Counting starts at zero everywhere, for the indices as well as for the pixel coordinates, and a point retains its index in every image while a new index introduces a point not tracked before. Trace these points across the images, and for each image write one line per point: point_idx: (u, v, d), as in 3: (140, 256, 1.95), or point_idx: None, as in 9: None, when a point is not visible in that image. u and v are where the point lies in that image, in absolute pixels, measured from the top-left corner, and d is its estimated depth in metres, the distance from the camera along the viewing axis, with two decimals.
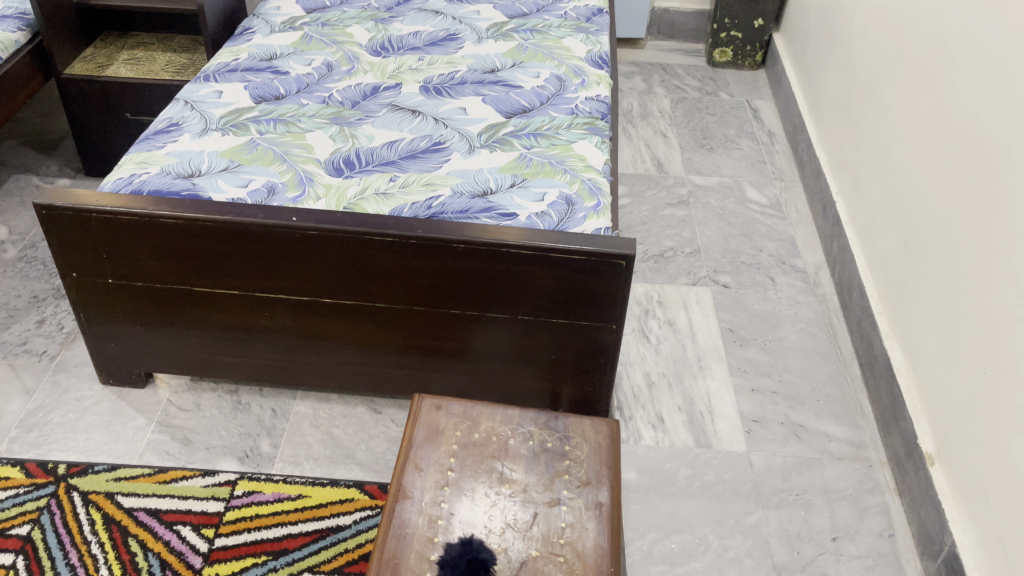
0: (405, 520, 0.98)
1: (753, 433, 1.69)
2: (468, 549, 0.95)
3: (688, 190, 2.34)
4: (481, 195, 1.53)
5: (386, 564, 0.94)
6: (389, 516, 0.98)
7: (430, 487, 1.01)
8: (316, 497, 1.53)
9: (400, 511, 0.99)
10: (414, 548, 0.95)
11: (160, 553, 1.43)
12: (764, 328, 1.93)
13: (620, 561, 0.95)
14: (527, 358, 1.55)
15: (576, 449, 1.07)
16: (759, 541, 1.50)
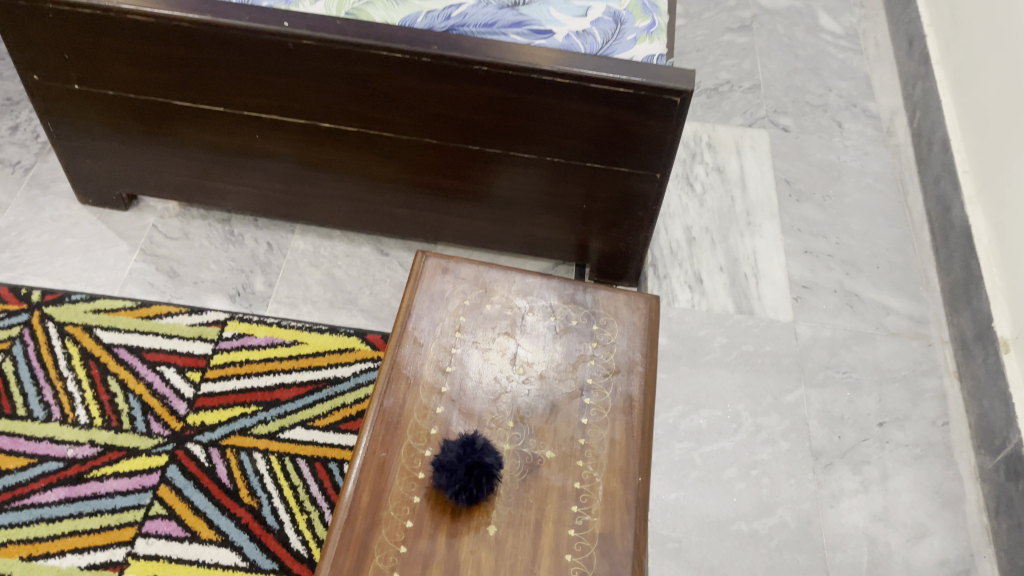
0: (399, 403, 0.82)
1: (801, 301, 1.51)
2: (476, 460, 0.75)
3: (752, 14, 2.02)
4: (511, 6, 1.26)
5: (372, 456, 0.79)
6: (379, 396, 0.83)
7: (430, 364, 0.85)
8: (312, 345, 1.38)
9: (392, 392, 0.83)
10: (407, 439, 0.80)
11: (141, 395, 1.31)
12: (824, 181, 1.70)
13: (650, 470, 0.80)
14: (554, 205, 1.35)
15: (607, 329, 0.89)
16: (797, 422, 1.36)
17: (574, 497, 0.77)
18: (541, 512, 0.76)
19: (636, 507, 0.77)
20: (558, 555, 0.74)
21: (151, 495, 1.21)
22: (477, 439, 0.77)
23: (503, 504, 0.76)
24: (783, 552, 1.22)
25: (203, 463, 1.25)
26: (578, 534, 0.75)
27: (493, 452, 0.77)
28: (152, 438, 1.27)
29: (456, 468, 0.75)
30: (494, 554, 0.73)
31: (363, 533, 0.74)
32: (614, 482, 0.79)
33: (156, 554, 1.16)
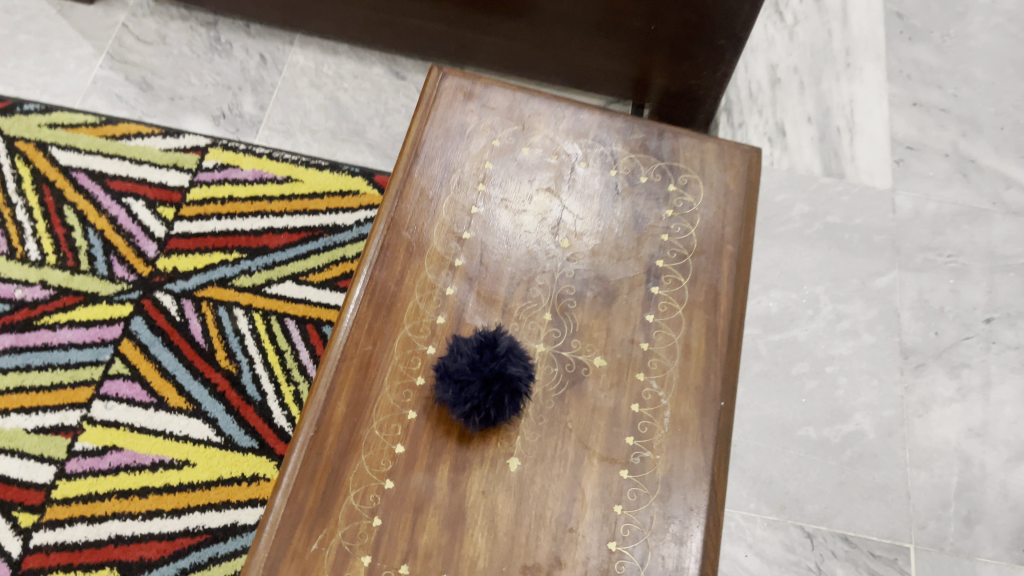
0: (395, 278, 0.60)
1: (903, 165, 1.24)
2: (498, 371, 0.54)
3: None
4: None
5: (354, 348, 0.58)
6: (369, 264, 0.60)
7: (441, 227, 0.62)
8: (308, 184, 1.15)
9: (388, 262, 0.61)
10: (404, 329, 0.59)
11: (102, 232, 1.10)
12: (946, 16, 1.37)
13: (735, 392, 0.58)
14: (614, 26, 1.07)
15: (688, 192, 0.65)
16: (886, 313, 1.12)
17: (630, 425, 0.57)
18: (584, 443, 0.56)
19: (714, 442, 0.57)
20: (603, 506, 0.54)
21: (111, 352, 1.02)
22: (500, 340, 0.55)
23: (531, 429, 0.56)
24: (857, 467, 1.03)
25: (175, 317, 1.04)
26: (632, 477, 0.55)
27: (522, 358, 0.56)
28: (114, 284, 1.06)
29: (470, 381, 0.54)
30: (514, 499, 0.54)
31: (335, 456, 0.55)
32: (687, 407, 0.58)
33: (115, 421, 0.98)
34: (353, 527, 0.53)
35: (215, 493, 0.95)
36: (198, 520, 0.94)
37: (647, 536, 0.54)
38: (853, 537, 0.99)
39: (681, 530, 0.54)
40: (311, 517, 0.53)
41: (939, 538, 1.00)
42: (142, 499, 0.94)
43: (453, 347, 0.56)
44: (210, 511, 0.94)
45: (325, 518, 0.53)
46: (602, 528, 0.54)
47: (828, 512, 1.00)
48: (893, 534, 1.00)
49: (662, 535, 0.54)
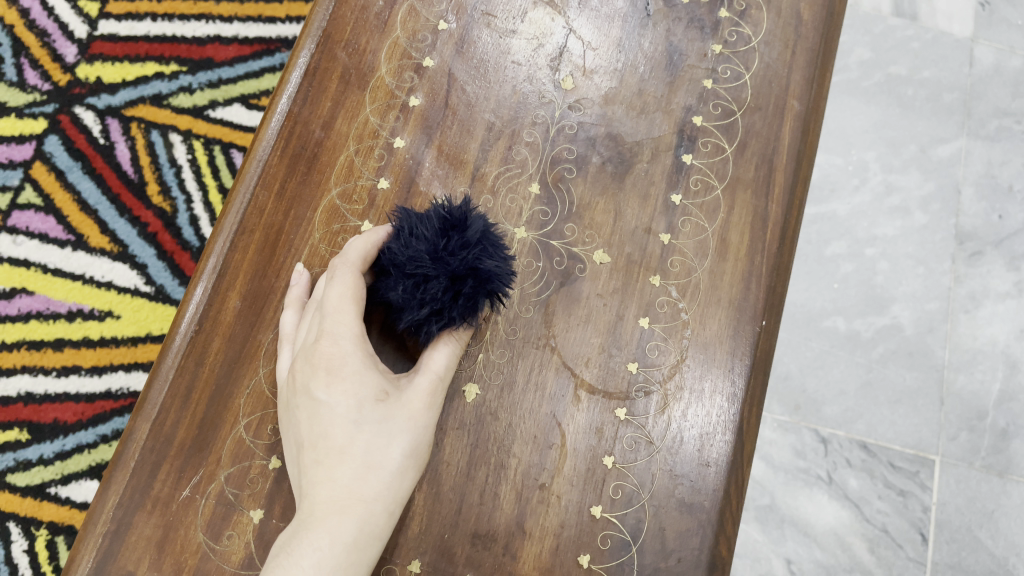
0: (321, 123, 0.51)
1: (990, 9, 1.02)
2: (472, 266, 0.42)
3: None
4: None
5: (257, 219, 0.49)
6: (285, 104, 0.51)
7: (387, 59, 0.52)
8: None
9: (310, 100, 0.51)
10: (329, 197, 0.50)
11: (12, 28, 0.89)
12: None
13: (780, 310, 0.49)
14: None
15: (743, 23, 0.54)
16: (945, 189, 0.95)
17: (636, 348, 0.48)
18: (573, 368, 0.47)
19: (744, 376, 0.48)
20: (591, 455, 0.47)
21: (21, 176, 0.85)
22: (473, 223, 0.43)
23: (504, 345, 0.47)
24: (888, 365, 0.89)
25: (98, 139, 0.87)
26: (631, 418, 0.48)
27: (499, 247, 0.44)
28: (25, 94, 0.87)
29: (430, 277, 0.42)
30: (469, 439, 0.46)
31: (222, 366, 0.48)
32: (714, 324, 0.49)
33: (25, 260, 0.83)
34: (240, 468, 0.47)
35: (143, 352, 0.82)
36: (122, 381, 0.81)
37: (646, 498, 0.47)
38: (872, 445, 0.87)
39: (690, 495, 0.47)
40: (183, 453, 0.47)
41: (971, 452, 0.87)
42: (57, 353, 0.81)
43: (407, 230, 0.44)
44: (135, 372, 0.81)
45: (203, 451, 0.47)
46: (585, 489, 0.46)
47: (848, 416, 0.87)
48: (919, 444, 0.87)
49: (665, 499, 0.47)
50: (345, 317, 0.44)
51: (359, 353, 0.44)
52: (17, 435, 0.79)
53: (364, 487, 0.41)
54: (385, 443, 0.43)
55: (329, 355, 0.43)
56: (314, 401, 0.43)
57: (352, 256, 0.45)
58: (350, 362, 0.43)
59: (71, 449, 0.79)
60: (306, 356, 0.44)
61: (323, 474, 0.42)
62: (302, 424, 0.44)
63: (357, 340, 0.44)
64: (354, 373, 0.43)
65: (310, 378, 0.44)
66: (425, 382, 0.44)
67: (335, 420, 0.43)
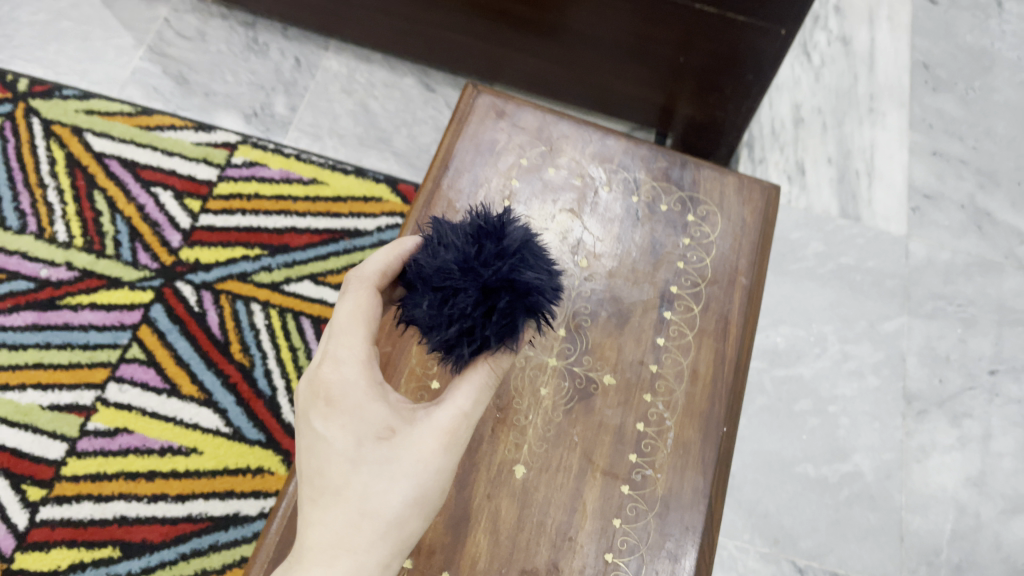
0: None
1: (919, 212, 1.25)
2: (506, 279, 0.46)
3: None
4: None
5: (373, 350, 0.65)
6: None
7: None
8: (333, 188, 1.17)
9: None
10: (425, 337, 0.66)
11: (130, 219, 1.11)
12: (972, 71, 1.39)
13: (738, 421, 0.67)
14: (638, 56, 1.11)
15: (705, 223, 0.75)
16: (892, 357, 1.14)
17: (635, 444, 0.65)
18: (589, 457, 0.64)
19: (713, 468, 0.65)
20: (603, 517, 0.62)
21: (129, 336, 1.03)
22: (508, 235, 0.48)
23: (541, 439, 0.64)
24: (853, 506, 1.03)
25: (194, 307, 1.06)
26: (632, 492, 0.63)
27: (534, 260, 0.48)
28: (137, 271, 1.07)
29: (460, 290, 0.46)
30: (517, 504, 0.61)
31: None
32: (690, 430, 0.66)
33: (128, 404, 0.99)
34: None
35: (220, 482, 0.97)
36: (201, 507, 0.95)
37: (643, 552, 0.62)
38: None
39: (676, 550, 0.62)
40: None
41: None
42: (149, 483, 0.96)
43: (440, 244, 0.49)
44: (213, 500, 0.96)
45: None
46: (600, 540, 0.62)
47: (820, 550, 1.01)
48: None
49: (658, 555, 0.62)
50: (351, 342, 0.50)
51: (361, 384, 0.49)
52: (110, 552, 0.92)
53: (355, 532, 0.44)
54: (379, 484, 0.46)
55: (330, 385, 0.49)
56: (315, 436, 0.48)
57: (369, 272, 0.51)
58: (350, 396, 0.48)
59: (155, 564, 0.92)
60: (310, 386, 0.49)
61: (318, 513, 0.45)
62: (305, 459, 0.48)
63: (358, 369, 0.49)
64: (353, 406, 0.48)
65: (313, 409, 0.48)
66: (442, 420, 0.48)
67: (330, 458, 0.47)
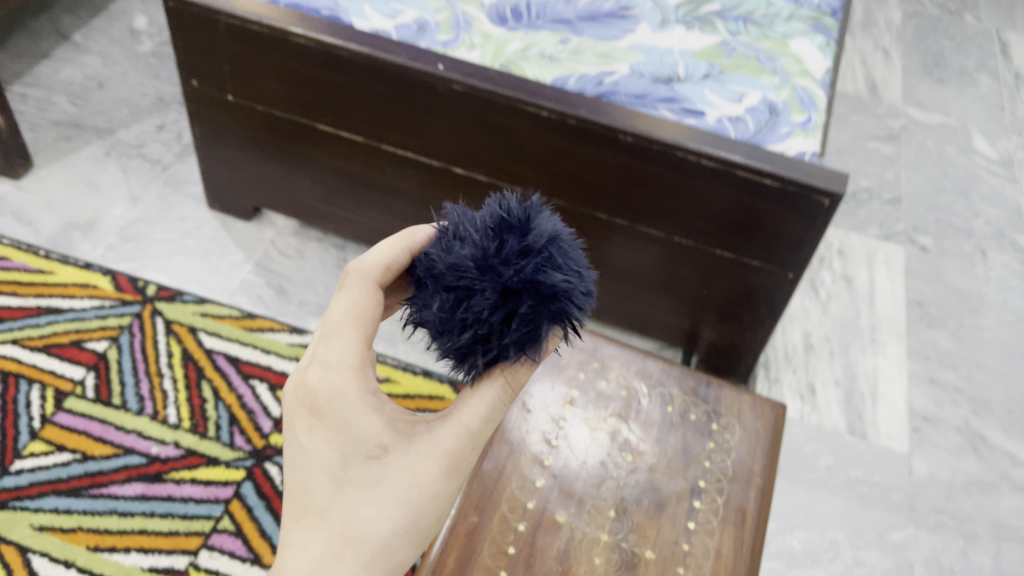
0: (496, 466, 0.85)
1: (920, 433, 1.40)
2: (528, 282, 0.54)
3: (901, 124, 1.98)
4: (665, 81, 1.22)
5: (463, 520, 0.81)
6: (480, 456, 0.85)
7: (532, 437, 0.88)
8: (403, 387, 1.35)
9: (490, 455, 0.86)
10: (501, 510, 0.83)
11: (230, 406, 1.29)
12: (962, 310, 1.59)
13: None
14: (669, 289, 1.32)
15: (726, 430, 0.91)
16: (901, 565, 1.24)
17: None
18: None
19: None
20: None
21: (222, 508, 1.18)
22: (533, 236, 0.56)
23: None
24: None
25: (278, 486, 1.21)
26: None
27: (557, 259, 0.56)
28: (233, 451, 1.24)
29: (479, 294, 0.54)
30: None
31: None
32: None
33: (217, 569, 1.13)
34: None
35: None
36: None
37: None
38: None
39: None
40: None
41: None
42: None
43: (464, 240, 0.57)
44: None
45: None
46: None
47: None
48: None
49: None
50: (344, 357, 0.62)
51: (350, 401, 0.61)
52: None
53: (337, 546, 0.59)
54: (359, 505, 0.60)
55: (321, 400, 0.61)
56: (303, 450, 0.61)
57: (367, 276, 0.62)
58: (337, 413, 0.61)
59: None
60: (305, 396, 0.62)
61: (301, 525, 0.60)
62: (295, 471, 0.62)
63: (349, 385, 0.61)
64: (339, 421, 0.61)
65: (303, 422, 0.62)
66: (437, 445, 0.60)
67: (317, 477, 0.61)
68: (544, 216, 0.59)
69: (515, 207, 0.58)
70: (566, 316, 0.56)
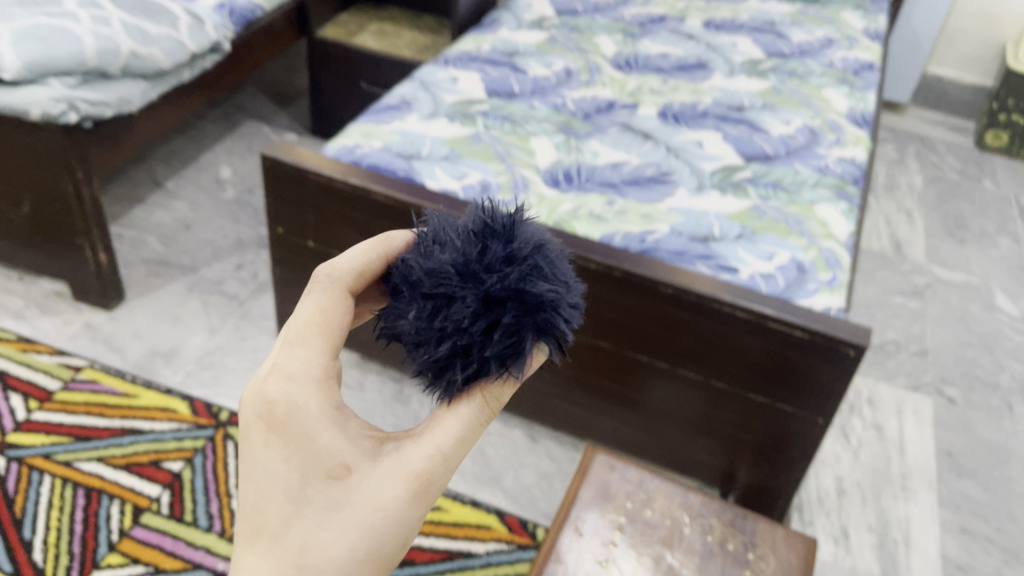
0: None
1: None
2: (511, 291, 0.58)
3: (925, 281, 2.09)
4: (702, 240, 1.36)
5: None
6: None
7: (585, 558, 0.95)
8: (453, 515, 1.43)
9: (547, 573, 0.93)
10: None
11: None
12: (991, 461, 1.64)
13: None
14: (706, 430, 1.40)
15: (762, 560, 0.98)
16: None
17: None
18: None
19: None
20: None
21: None
22: (516, 245, 0.60)
23: None
24: None
25: None
26: None
27: (541, 271, 0.59)
28: None
29: (462, 300, 0.58)
30: None
31: None
32: None
33: None
34: None
35: None
36: None
37: None
38: None
39: None
40: None
41: None
42: None
43: (448, 246, 0.61)
44: None
45: None
46: None
47: None
48: None
49: None
50: (309, 366, 0.59)
51: (313, 413, 0.58)
52: None
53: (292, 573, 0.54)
54: (317, 531, 0.56)
55: (280, 412, 0.57)
56: (258, 467, 0.57)
57: (339, 281, 0.63)
58: (297, 427, 0.57)
59: None
60: (261, 407, 0.58)
61: (254, 548, 0.56)
62: (250, 490, 0.57)
63: (313, 397, 0.58)
64: (298, 437, 0.57)
65: (259, 436, 0.58)
66: (407, 465, 0.57)
67: (272, 498, 0.56)
68: (526, 226, 0.63)
69: (498, 217, 0.62)
70: (552, 329, 0.59)
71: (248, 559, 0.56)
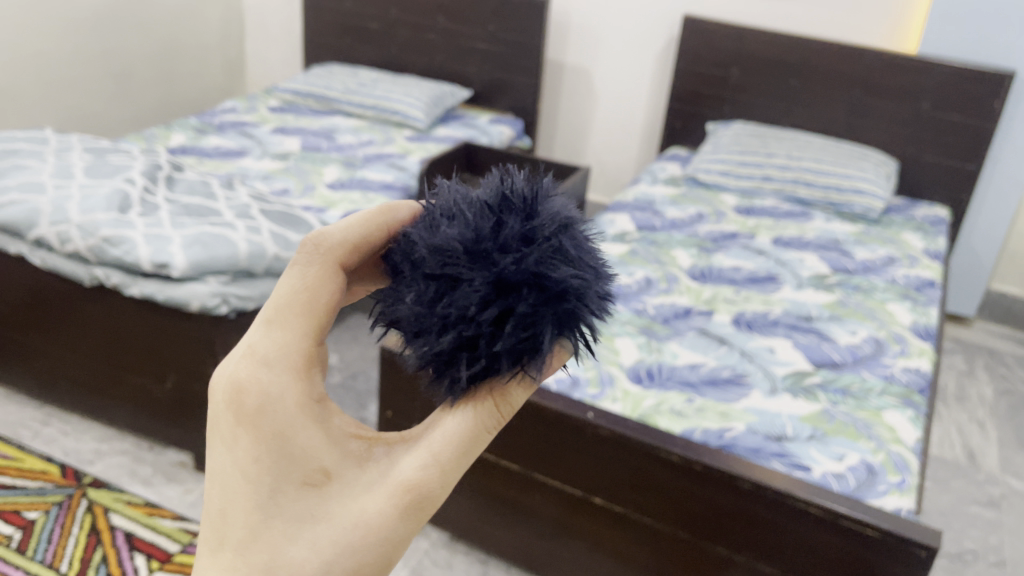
0: None
1: None
2: (527, 276, 0.61)
3: (1001, 491, 2.12)
4: (776, 438, 1.47)
5: None
6: None
7: None
8: None
9: None
10: None
11: None
12: None
13: None
14: None
15: None
16: None
17: None
18: None
19: None
20: None
21: None
22: (535, 232, 0.63)
23: None
24: None
25: None
26: None
27: (560, 257, 0.63)
28: None
29: (472, 283, 0.61)
30: None
31: None
32: None
33: None
34: None
35: None
36: None
37: None
38: None
39: None
40: None
41: None
42: None
43: (461, 222, 0.64)
44: None
45: None
46: None
47: None
48: None
49: None
50: (283, 355, 0.64)
51: (289, 409, 0.63)
52: None
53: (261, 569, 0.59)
54: (291, 537, 0.60)
55: (252, 405, 0.62)
56: (228, 462, 0.63)
57: (325, 251, 0.65)
58: (269, 423, 0.62)
59: None
60: (235, 398, 0.63)
61: (226, 545, 0.61)
62: (220, 487, 0.62)
63: (293, 395, 0.63)
64: (270, 433, 0.62)
65: (231, 428, 0.63)
66: (393, 475, 0.62)
67: (242, 496, 0.61)
68: (544, 204, 0.66)
69: (518, 190, 0.65)
70: (575, 318, 0.63)
71: (214, 558, 0.60)
